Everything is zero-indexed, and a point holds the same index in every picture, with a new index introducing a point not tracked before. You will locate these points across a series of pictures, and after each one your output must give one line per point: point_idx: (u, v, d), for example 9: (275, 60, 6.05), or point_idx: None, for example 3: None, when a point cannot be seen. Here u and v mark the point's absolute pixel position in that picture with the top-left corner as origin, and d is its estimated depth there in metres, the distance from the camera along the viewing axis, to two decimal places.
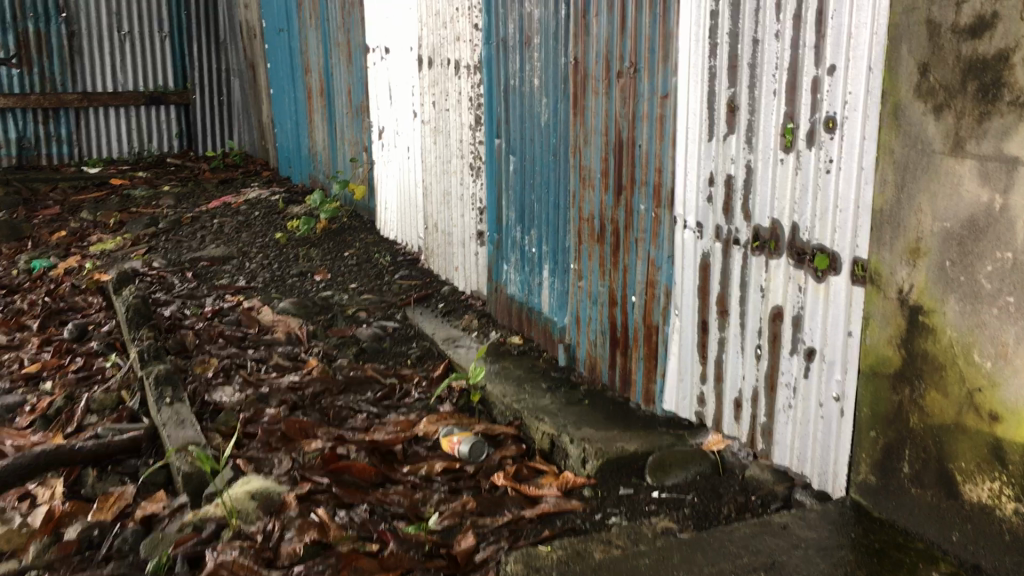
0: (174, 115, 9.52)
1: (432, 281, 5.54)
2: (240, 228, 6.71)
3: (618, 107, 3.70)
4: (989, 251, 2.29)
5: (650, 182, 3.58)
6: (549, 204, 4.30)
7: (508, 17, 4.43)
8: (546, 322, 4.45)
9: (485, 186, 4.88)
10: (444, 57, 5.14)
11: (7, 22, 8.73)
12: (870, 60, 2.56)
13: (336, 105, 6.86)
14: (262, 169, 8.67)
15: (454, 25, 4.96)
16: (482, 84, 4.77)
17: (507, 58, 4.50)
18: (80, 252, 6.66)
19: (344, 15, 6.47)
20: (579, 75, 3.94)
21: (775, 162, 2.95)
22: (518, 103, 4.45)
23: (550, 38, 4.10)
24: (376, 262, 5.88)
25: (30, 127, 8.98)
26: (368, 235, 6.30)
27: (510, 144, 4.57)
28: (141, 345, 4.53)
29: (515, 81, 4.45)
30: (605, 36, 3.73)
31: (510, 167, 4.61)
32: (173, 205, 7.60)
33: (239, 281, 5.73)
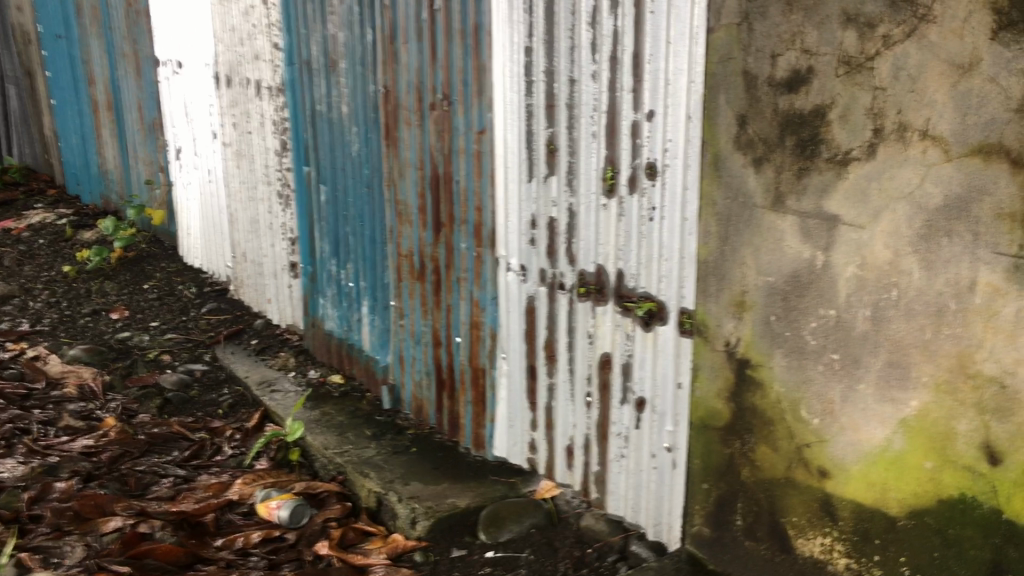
0: None
1: (242, 314, 5.16)
2: (21, 260, 6.02)
3: (433, 140, 3.53)
4: (813, 307, 2.26)
5: (470, 220, 3.42)
6: (365, 238, 4.07)
7: (312, 39, 4.17)
8: (367, 361, 4.21)
9: (296, 216, 4.57)
10: (243, 76, 4.80)
11: None
12: (689, 109, 2.51)
13: (127, 121, 6.32)
14: (46, 187, 7.86)
15: (253, 43, 4.64)
16: (286, 108, 4.48)
17: (312, 82, 4.24)
18: None
19: (130, 24, 5.96)
20: (390, 105, 3.74)
21: (597, 206, 2.86)
22: (326, 129, 4.19)
23: (358, 64, 3.88)
24: (179, 295, 5.43)
25: None
26: (170, 263, 5.83)
27: (320, 172, 4.31)
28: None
29: (323, 107, 4.19)
30: (415, 65, 3.55)
31: (321, 197, 4.34)
32: None
33: (21, 324, 5.13)
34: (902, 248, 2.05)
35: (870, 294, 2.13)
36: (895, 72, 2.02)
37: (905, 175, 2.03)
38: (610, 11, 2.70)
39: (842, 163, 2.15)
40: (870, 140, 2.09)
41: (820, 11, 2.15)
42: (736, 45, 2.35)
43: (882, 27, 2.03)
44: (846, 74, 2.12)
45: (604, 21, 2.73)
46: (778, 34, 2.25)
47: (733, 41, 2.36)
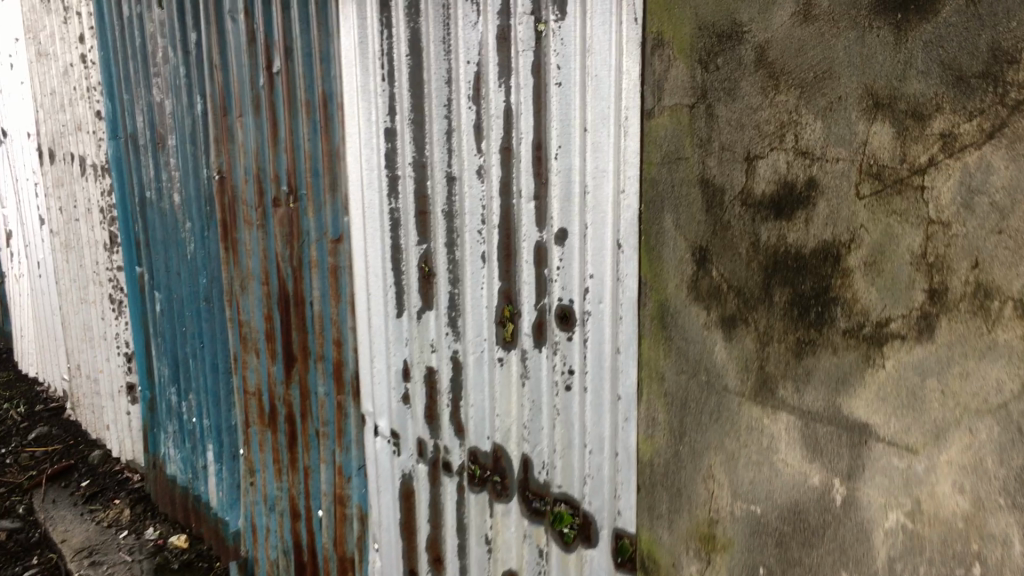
0: None
1: (77, 443, 4.09)
2: None
3: (279, 246, 2.61)
4: (828, 566, 1.38)
5: (329, 358, 2.49)
6: (206, 365, 3.10)
7: (136, 108, 3.22)
8: (215, 521, 3.21)
9: (131, 327, 3.58)
10: (66, 150, 3.82)
11: None
12: (619, 231, 1.65)
13: None
14: None
15: (74, 111, 3.67)
16: (113, 192, 3.51)
17: (139, 161, 3.28)
18: None
19: None
20: (226, 196, 2.81)
21: (490, 361, 1.97)
22: (157, 222, 3.24)
23: (187, 142, 2.95)
24: (3, 418, 4.34)
25: None
26: (2, 373, 4.73)
27: (153, 275, 3.33)
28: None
29: (152, 193, 3.24)
30: (252, 146, 2.63)
31: (156, 306, 3.36)
32: None
33: None
34: (986, 497, 1.19)
35: (931, 565, 1.25)
36: (967, 199, 1.17)
37: (989, 375, 1.17)
38: (499, 81, 1.84)
39: (874, 341, 1.29)
40: (923, 308, 1.23)
41: (828, 90, 1.29)
42: (687, 138, 1.50)
43: (939, 120, 1.19)
44: (875, 195, 1.26)
45: (490, 96, 1.87)
46: (758, 123, 1.39)
47: (683, 132, 1.51)
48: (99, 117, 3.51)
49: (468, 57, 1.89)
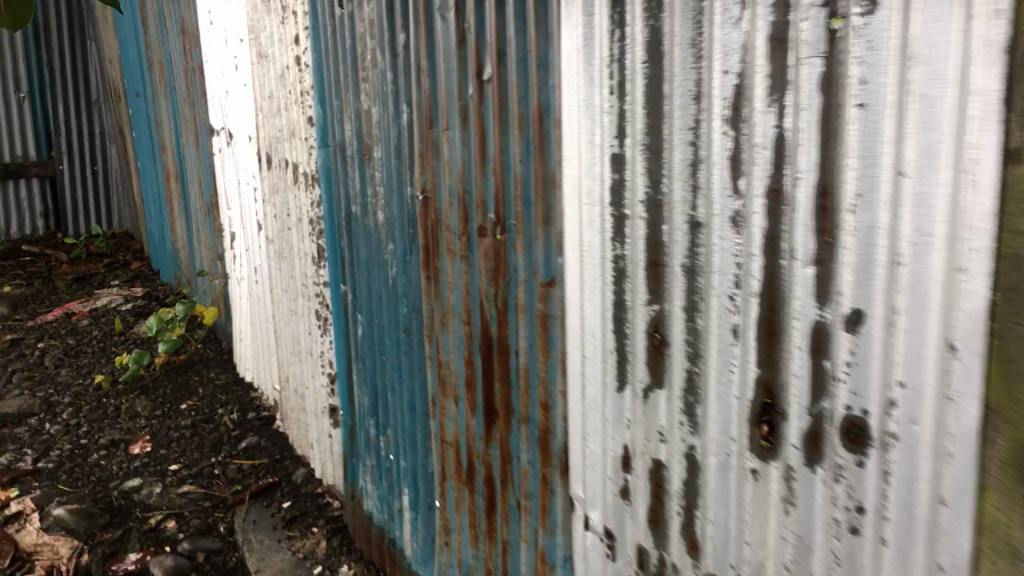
0: (37, 190, 7.56)
1: (282, 458, 3.90)
2: (63, 360, 4.96)
3: (484, 283, 2.23)
4: None
5: (534, 421, 2.09)
6: (404, 402, 2.79)
7: (344, 115, 2.93)
8: (409, 572, 2.91)
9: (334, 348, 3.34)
10: (282, 156, 3.58)
11: None
12: (951, 328, 1.11)
13: (190, 197, 5.20)
14: (132, 260, 6.92)
15: (288, 115, 3.42)
16: (321, 203, 3.26)
17: (345, 173, 3.00)
18: None
19: (187, 84, 4.84)
20: (429, 220, 2.46)
21: (739, 470, 1.48)
22: (361, 240, 2.95)
23: (392, 155, 2.63)
24: (217, 422, 4.20)
25: None
26: (220, 374, 4.61)
27: (356, 297, 3.06)
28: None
29: (356, 209, 2.95)
30: (459, 165, 2.27)
31: (358, 330, 3.08)
32: (6, 315, 5.91)
33: (24, 457, 4.01)
34: None
35: None
36: None
37: None
38: (769, 97, 1.35)
39: None
40: None
41: None
42: None
43: None
44: None
45: (755, 118, 1.38)
46: None
47: None
48: (310, 122, 3.24)
49: (726, 66, 1.41)
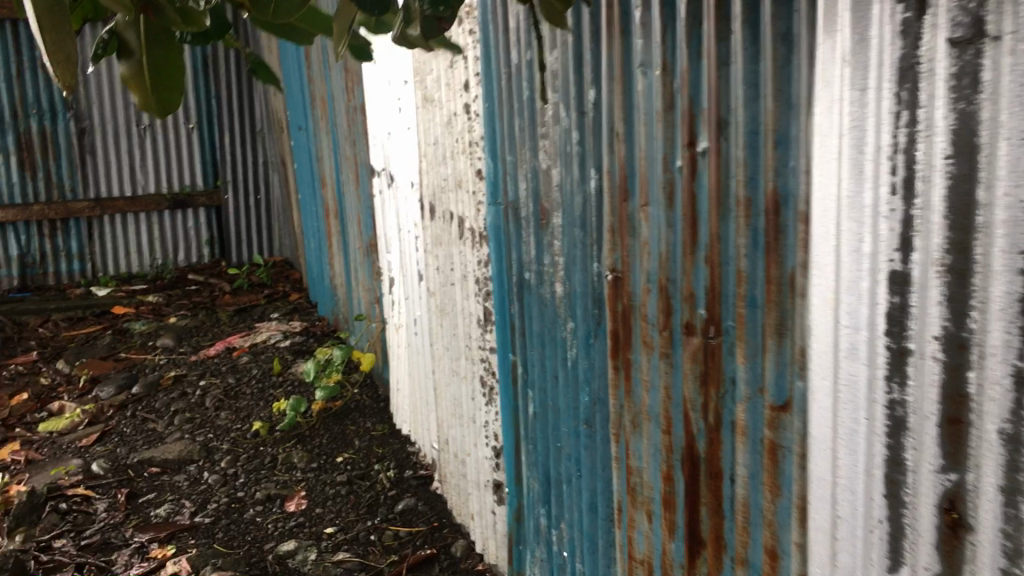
0: (204, 220, 7.74)
1: (440, 526, 3.61)
2: (223, 402, 4.90)
3: (689, 389, 1.88)
4: None
5: (757, 565, 1.73)
6: (583, 501, 2.45)
7: (519, 171, 2.61)
8: None
9: (500, 421, 3.01)
10: (446, 207, 3.29)
11: (7, 121, 7.15)
12: None
13: (349, 236, 5.05)
14: (291, 291, 6.91)
15: (455, 165, 3.13)
16: (489, 263, 2.96)
17: (516, 234, 2.68)
18: (25, 437, 4.93)
19: (348, 122, 4.69)
20: (621, 304, 2.12)
21: None
22: (534, 311, 2.62)
23: (576, 224, 2.29)
24: (373, 480, 3.97)
25: (36, 240, 7.33)
26: (377, 425, 4.40)
27: (525, 372, 2.72)
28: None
29: (528, 276, 2.63)
30: (661, 247, 1.92)
31: (526, 410, 2.74)
32: (172, 348, 5.98)
33: (182, 510, 3.92)
34: None
35: None
36: None
37: None
38: None
39: None
40: None
41: None
42: None
43: None
44: None
45: None
46: None
47: None
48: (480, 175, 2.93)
49: None
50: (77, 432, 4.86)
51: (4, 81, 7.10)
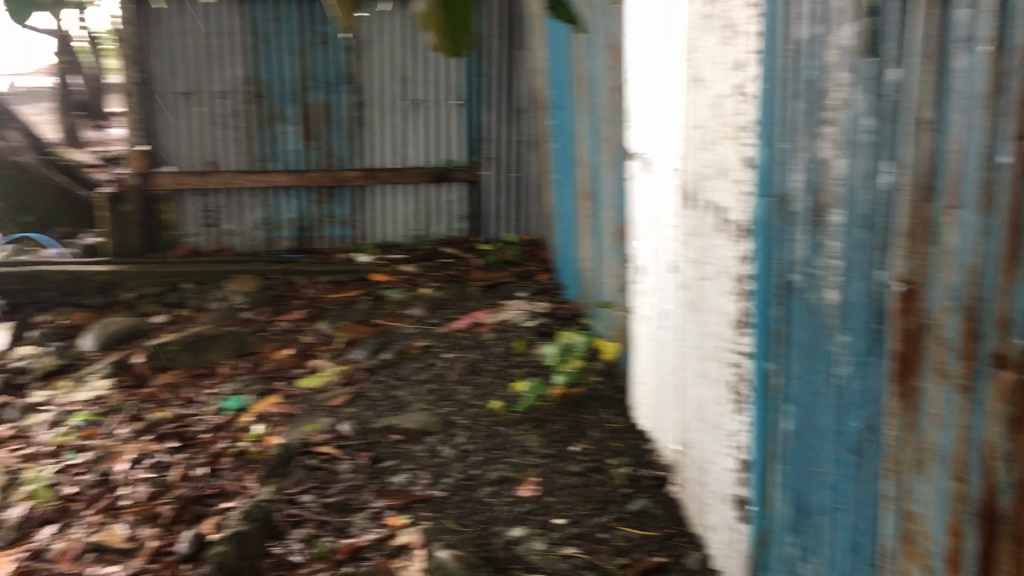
0: (462, 194, 7.93)
1: (675, 534, 3.42)
2: (465, 376, 4.96)
3: (998, 428, 1.61)
4: None
5: None
6: (842, 538, 2.17)
7: (792, 161, 2.33)
8: None
9: (752, 433, 2.75)
10: (706, 195, 3.05)
11: (294, 92, 7.64)
12: None
13: (601, 218, 4.92)
14: (540, 271, 6.92)
15: (720, 151, 2.88)
16: (752, 260, 2.70)
17: (785, 229, 2.39)
18: (285, 391, 5.25)
19: (609, 102, 4.55)
20: (913, 321, 1.84)
21: None
22: (797, 319, 2.34)
23: (862, 224, 2.01)
24: (607, 475, 3.85)
25: (310, 206, 7.82)
26: (615, 417, 4.27)
27: (784, 385, 2.43)
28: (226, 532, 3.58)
29: (795, 279, 2.34)
30: (973, 259, 1.65)
31: (782, 426, 2.47)
32: (422, 318, 6.16)
33: (418, 481, 3.98)
34: None
35: None
36: None
37: None
38: None
39: None
40: None
41: None
42: None
43: None
44: None
45: None
46: None
47: None
48: (747, 164, 2.68)
49: None
50: (330, 392, 5.10)
51: (292, 55, 7.56)
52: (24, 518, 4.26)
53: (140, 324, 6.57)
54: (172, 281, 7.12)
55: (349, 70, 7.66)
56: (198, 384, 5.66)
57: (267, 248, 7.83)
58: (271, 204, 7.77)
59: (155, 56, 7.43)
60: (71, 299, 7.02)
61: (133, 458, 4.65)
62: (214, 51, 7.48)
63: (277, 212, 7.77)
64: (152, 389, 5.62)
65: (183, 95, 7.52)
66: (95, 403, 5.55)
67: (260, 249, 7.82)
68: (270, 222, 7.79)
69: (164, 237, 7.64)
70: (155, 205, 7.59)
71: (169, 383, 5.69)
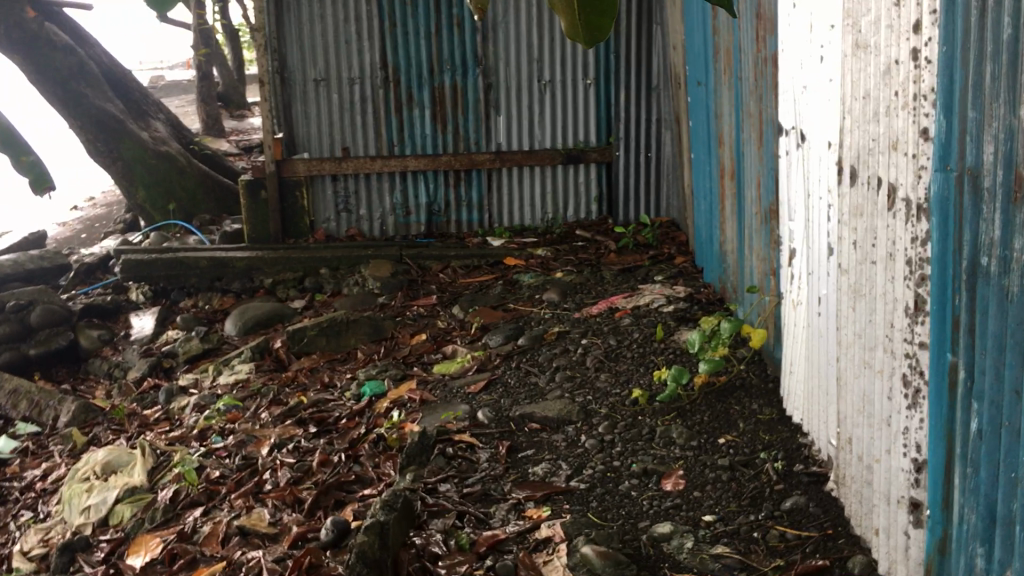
0: (594, 176, 7.78)
1: (836, 535, 3.18)
2: (603, 363, 4.83)
3: None
4: None
5: None
6: None
7: (983, 130, 2.05)
8: None
9: (929, 431, 2.48)
10: (872, 172, 2.79)
11: (424, 77, 7.63)
12: None
13: (745, 198, 4.67)
14: (676, 253, 6.69)
15: (891, 122, 2.61)
16: (929, 246, 2.39)
17: (975, 204, 2.11)
18: (422, 377, 5.24)
19: (756, 75, 4.27)
20: None
21: None
22: (989, 308, 2.07)
23: None
24: (758, 470, 3.64)
25: (442, 190, 7.82)
26: (764, 408, 4.04)
27: (974, 380, 2.16)
28: (370, 519, 3.44)
29: (987, 261, 2.07)
30: None
31: (969, 426, 2.20)
32: (556, 303, 6.04)
33: (559, 472, 3.87)
34: None
35: None
36: None
37: None
38: None
39: None
40: None
41: None
42: None
43: None
44: None
45: None
46: None
47: None
48: (925, 134, 2.37)
49: None
50: (467, 378, 5.06)
51: (423, 39, 7.56)
52: (176, 498, 4.42)
53: (281, 309, 6.72)
54: (310, 266, 7.26)
55: (480, 52, 7.59)
56: (336, 369, 5.73)
57: (402, 233, 7.90)
58: (404, 189, 7.81)
59: (292, 45, 7.57)
60: (216, 284, 7.32)
61: (277, 441, 4.76)
62: (346, 37, 7.55)
63: (411, 196, 7.82)
64: (293, 373, 5.73)
65: (318, 82, 7.63)
66: (240, 387, 5.71)
67: (394, 233, 7.90)
68: (405, 207, 7.85)
69: (303, 224, 7.81)
70: (294, 192, 7.75)
71: (309, 367, 5.78)
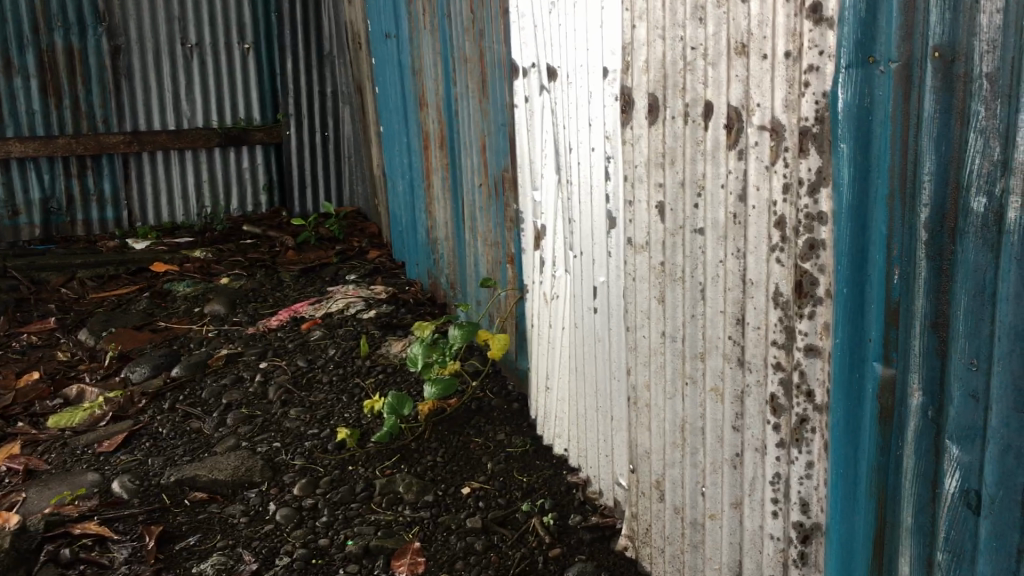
0: (262, 160, 6.47)
1: None
2: (291, 394, 3.61)
3: None
4: None
5: None
6: None
7: None
8: None
9: (828, 484, 1.62)
10: (693, 99, 1.88)
11: (25, 35, 5.85)
12: None
13: (462, 168, 3.68)
14: (369, 246, 5.59)
15: (733, 15, 1.70)
16: (825, 195, 1.53)
17: (948, 109, 1.27)
18: (29, 435, 3.67)
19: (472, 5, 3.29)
20: None
21: None
22: (993, 284, 1.23)
23: None
24: (523, 530, 2.64)
25: (62, 182, 6.09)
26: (513, 439, 3.07)
27: (951, 408, 1.33)
28: None
29: (986, 204, 1.22)
30: None
31: (941, 484, 1.36)
32: (223, 316, 4.70)
33: (239, 568, 2.61)
34: None
35: None
36: None
37: None
38: None
39: None
40: None
41: None
42: None
43: None
44: None
45: None
46: None
47: None
48: (813, 11, 1.50)
49: None
50: (98, 431, 3.59)
51: None
52: None
53: None
54: None
55: (103, 5, 5.96)
56: None
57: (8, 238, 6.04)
58: (8, 182, 5.97)
59: None
60: None
61: None
62: None
63: (17, 190, 6.00)
64: None
65: None
66: None
67: None
68: (10, 205, 6.01)
69: None
70: None
71: None
